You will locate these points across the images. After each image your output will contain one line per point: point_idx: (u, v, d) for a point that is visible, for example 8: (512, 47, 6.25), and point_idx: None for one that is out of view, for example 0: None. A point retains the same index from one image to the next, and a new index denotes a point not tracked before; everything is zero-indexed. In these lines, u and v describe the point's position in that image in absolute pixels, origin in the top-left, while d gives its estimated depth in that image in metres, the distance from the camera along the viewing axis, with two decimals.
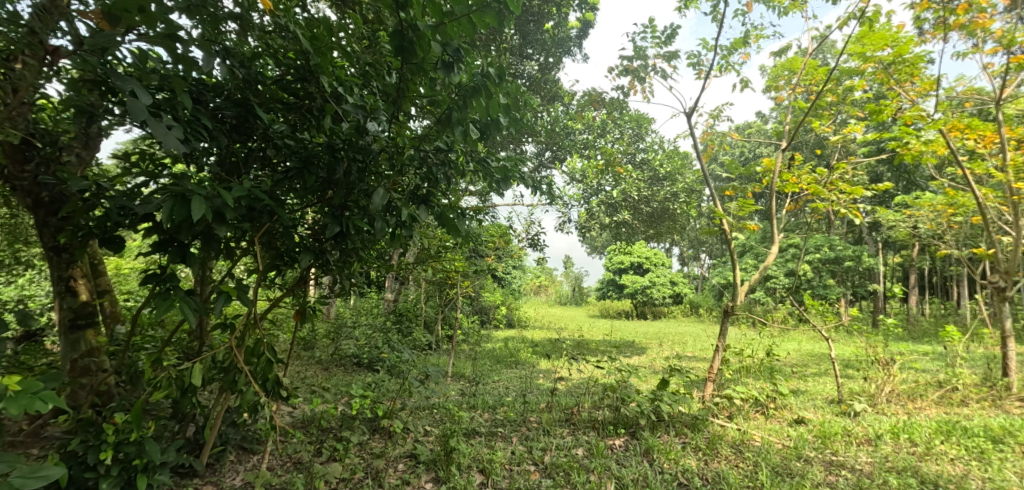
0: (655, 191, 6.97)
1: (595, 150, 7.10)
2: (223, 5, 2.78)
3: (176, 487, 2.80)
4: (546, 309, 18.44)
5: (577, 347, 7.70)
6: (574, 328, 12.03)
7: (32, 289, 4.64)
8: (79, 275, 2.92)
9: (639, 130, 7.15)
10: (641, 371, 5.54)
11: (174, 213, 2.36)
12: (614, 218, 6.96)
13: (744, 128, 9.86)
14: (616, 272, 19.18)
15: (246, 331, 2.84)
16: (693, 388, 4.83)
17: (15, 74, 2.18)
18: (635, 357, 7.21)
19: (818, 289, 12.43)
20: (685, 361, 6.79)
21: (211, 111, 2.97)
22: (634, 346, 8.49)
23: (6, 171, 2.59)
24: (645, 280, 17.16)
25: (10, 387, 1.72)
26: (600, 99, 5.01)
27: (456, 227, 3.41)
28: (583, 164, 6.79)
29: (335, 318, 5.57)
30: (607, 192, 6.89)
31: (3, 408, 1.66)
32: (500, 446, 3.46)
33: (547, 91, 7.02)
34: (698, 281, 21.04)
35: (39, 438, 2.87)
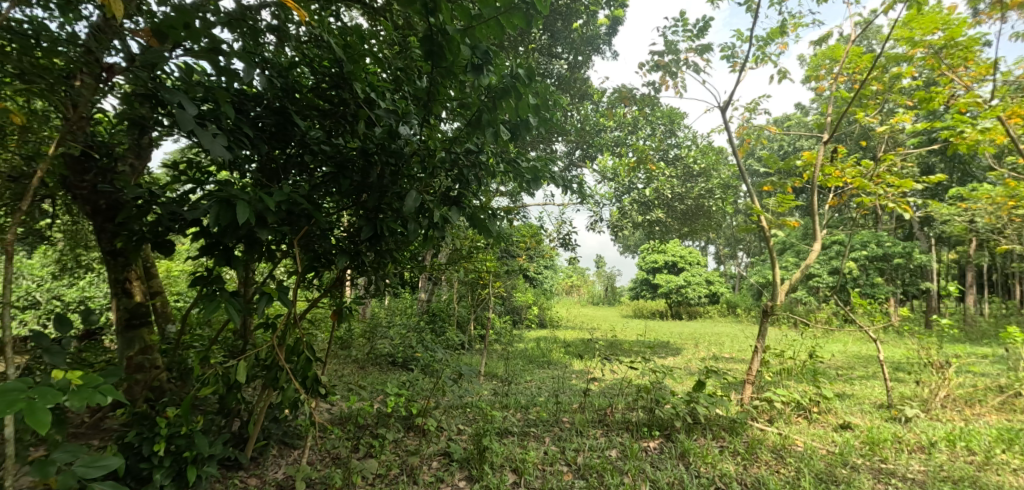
0: (689, 188, 6.79)
1: (627, 147, 7.00)
2: (261, 18, 2.91)
3: (223, 479, 2.94)
4: (580, 310, 18.31)
5: (611, 348, 7.59)
6: (607, 328, 11.90)
7: (92, 290, 4.96)
8: (134, 277, 3.10)
9: (672, 126, 6.99)
10: (677, 373, 5.44)
11: (219, 218, 2.50)
12: (647, 216, 6.85)
13: (781, 122, 9.48)
14: (650, 271, 18.81)
15: (286, 331, 2.96)
16: (730, 390, 4.68)
17: (74, 92, 2.35)
18: (670, 358, 7.05)
19: (865, 288, 11.84)
20: (723, 362, 6.59)
21: (252, 120, 3.11)
22: (669, 347, 8.31)
23: (68, 181, 2.78)
24: (682, 279, 16.78)
25: (74, 381, 1.86)
26: (631, 95, 4.91)
27: (487, 227, 3.43)
28: (615, 162, 6.69)
29: (370, 318, 5.70)
30: (639, 191, 6.78)
31: (68, 401, 1.81)
32: (533, 446, 3.46)
33: (577, 89, 7.02)
34: (736, 280, 20.45)
35: (99, 430, 3.06)
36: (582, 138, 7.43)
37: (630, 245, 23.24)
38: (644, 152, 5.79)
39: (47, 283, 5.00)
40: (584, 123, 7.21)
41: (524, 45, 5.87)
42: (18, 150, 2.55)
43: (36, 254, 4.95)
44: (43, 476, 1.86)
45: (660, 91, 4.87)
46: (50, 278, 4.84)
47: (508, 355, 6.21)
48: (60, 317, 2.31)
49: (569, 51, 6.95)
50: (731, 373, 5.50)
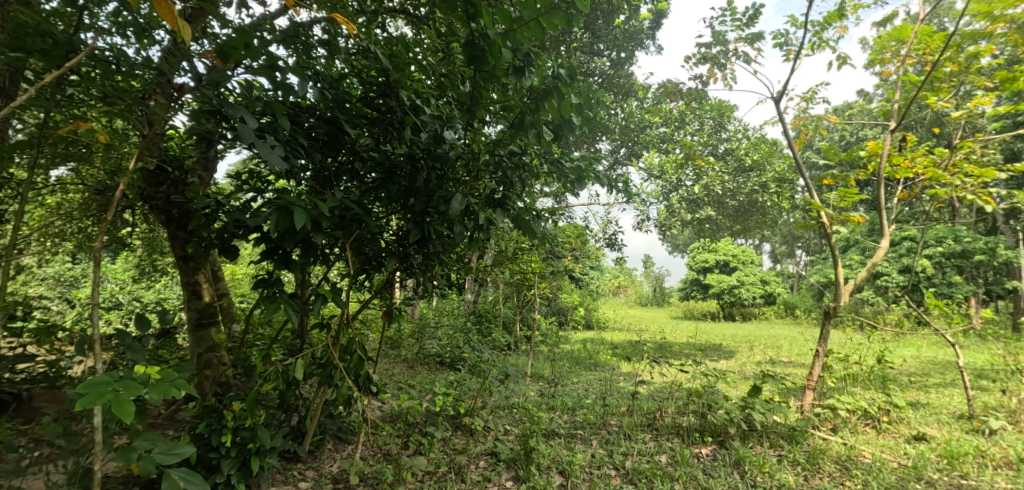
0: (742, 183, 6.48)
1: (674, 143, 6.79)
2: (313, 33, 3.08)
3: (283, 471, 3.10)
4: (629, 311, 17.91)
5: (659, 350, 7.38)
6: (655, 329, 11.61)
7: (167, 292, 5.36)
8: (203, 280, 3.33)
9: (720, 119, 6.57)
10: (729, 377, 5.23)
11: (278, 223, 2.67)
12: (696, 214, 6.68)
13: (843, 112, 8.90)
14: (701, 271, 18.20)
15: (340, 331, 3.10)
16: (788, 396, 4.43)
17: (150, 111, 2.58)
18: (723, 361, 6.77)
19: (942, 288, 10.92)
20: (780, 367, 6.24)
21: (306, 130, 3.28)
22: (722, 349, 7.98)
23: (145, 193, 3.04)
24: (737, 279, 16.08)
25: (152, 374, 2.04)
26: (677, 90, 4.75)
27: (532, 228, 3.47)
28: (661, 160, 6.43)
29: (419, 319, 5.85)
30: (688, 188, 6.55)
31: (148, 393, 1.98)
32: (580, 448, 3.42)
33: (621, 86, 6.91)
34: (795, 279, 19.46)
35: (173, 421, 3.30)
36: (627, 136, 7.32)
37: (680, 244, 22.57)
38: (692, 148, 5.59)
39: (128, 285, 5.47)
40: (629, 120, 7.11)
41: (565, 45, 5.86)
42: (104, 166, 2.82)
43: (118, 259, 5.42)
44: (127, 461, 2.04)
45: (708, 84, 4.68)
46: (131, 281, 5.30)
47: (554, 356, 6.18)
48: (139, 316, 2.54)
49: (612, 48, 6.87)
50: (789, 378, 5.20)
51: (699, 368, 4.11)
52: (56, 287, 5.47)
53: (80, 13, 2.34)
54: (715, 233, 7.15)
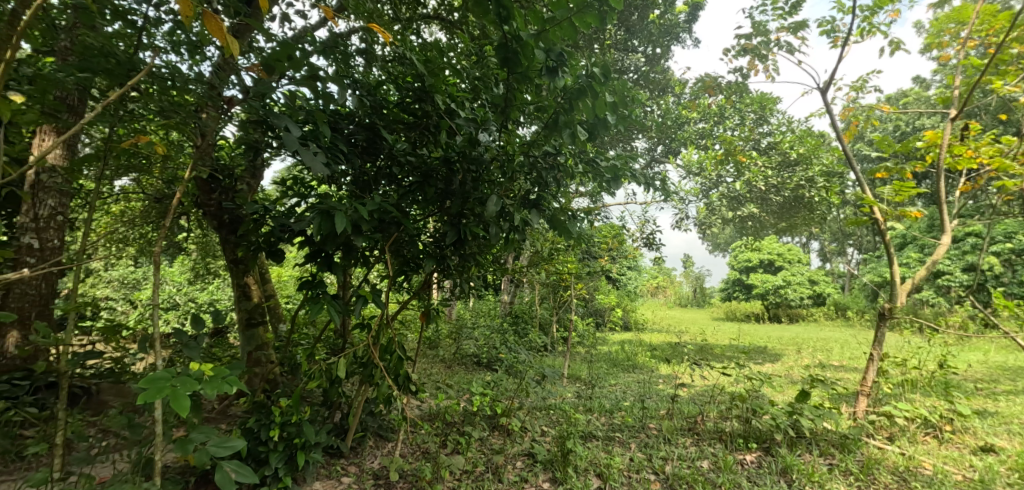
0: (787, 178, 6.02)
1: (713, 139, 6.60)
2: (351, 42, 3.19)
3: (327, 466, 3.20)
4: (671, 312, 17.45)
5: (700, 352, 7.17)
6: (696, 331, 11.27)
7: (219, 294, 5.65)
8: (252, 282, 3.49)
9: (763, 112, 6.20)
10: (775, 381, 5.02)
11: (321, 227, 2.78)
12: (738, 212, 6.49)
13: (897, 101, 8.36)
14: (745, 270, 17.60)
15: (380, 331, 3.20)
16: (839, 403, 4.21)
17: (203, 123, 2.75)
18: (769, 365, 6.50)
19: (1014, 287, 10.11)
20: (831, 371, 5.93)
21: (346, 137, 3.40)
22: (768, 352, 7.66)
23: (199, 200, 3.22)
24: (783, 279, 15.43)
25: (207, 372, 2.17)
26: (716, 84, 4.59)
27: (568, 229, 3.46)
28: (700, 156, 6.27)
29: (456, 320, 5.92)
30: (728, 184, 6.40)
31: (204, 388, 2.11)
32: (618, 452, 3.37)
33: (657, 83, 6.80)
34: (848, 278, 18.50)
35: (226, 416, 3.47)
36: (664, 133, 7.18)
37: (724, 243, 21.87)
38: (733, 143, 5.41)
39: (184, 287, 5.83)
40: (665, 117, 6.99)
41: (599, 43, 5.82)
42: (162, 175, 3.02)
43: (176, 263, 5.76)
44: (184, 452, 2.18)
45: (749, 77, 4.50)
46: (187, 283, 5.64)
47: (591, 357, 6.11)
48: (195, 316, 2.70)
49: (646, 43, 6.77)
50: (840, 383, 4.93)
51: (742, 371, 3.98)
52: (121, 289, 5.86)
53: (140, 35, 2.52)
54: (759, 231, 6.89)
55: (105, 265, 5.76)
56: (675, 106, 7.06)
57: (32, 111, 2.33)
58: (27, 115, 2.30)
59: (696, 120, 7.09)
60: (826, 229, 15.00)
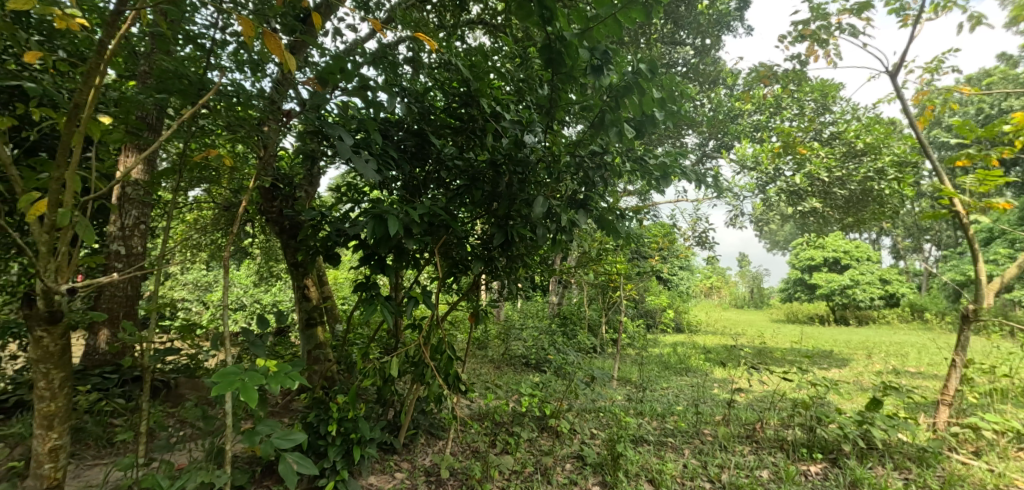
0: (853, 169, 5.61)
1: (770, 132, 6.29)
2: (399, 51, 3.31)
3: (382, 461, 3.31)
4: (731, 315, 16.69)
5: (759, 356, 6.83)
6: (755, 334, 10.76)
7: (281, 295, 6.00)
8: (310, 284, 3.67)
9: (825, 101, 5.82)
10: (842, 387, 4.70)
11: (374, 231, 2.90)
12: (799, 207, 6.03)
13: (979, 82, 7.59)
14: (805, 269, 16.50)
15: (431, 331, 3.28)
16: (916, 412, 3.87)
17: (265, 136, 2.94)
18: (835, 370, 6.08)
19: None
20: (907, 377, 5.47)
21: (396, 143, 3.52)
22: (835, 356, 7.18)
23: (262, 207, 3.43)
24: (850, 279, 14.36)
25: (272, 368, 2.31)
26: (772, 74, 4.33)
27: (616, 229, 3.40)
28: (755, 149, 6.02)
29: (504, 321, 5.97)
30: (787, 178, 5.94)
31: (270, 384, 2.25)
32: (671, 457, 3.28)
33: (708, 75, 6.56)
34: (927, 277, 17.08)
35: (288, 411, 3.66)
36: (717, 127, 6.92)
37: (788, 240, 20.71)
38: (791, 134, 5.10)
39: (251, 289, 6.25)
40: (718, 110, 6.74)
41: (645, 38, 5.69)
42: (229, 185, 3.25)
43: (243, 267, 6.17)
44: (252, 443, 2.34)
45: (809, 64, 4.22)
46: (253, 286, 6.04)
47: (642, 360, 5.97)
48: (260, 316, 2.89)
49: (696, 35, 6.56)
50: (919, 391, 4.53)
51: (804, 376, 3.76)
52: (195, 291, 6.45)
53: (209, 57, 2.75)
54: (822, 228, 6.44)
55: (182, 270, 6.29)
56: (728, 99, 6.78)
57: (118, 131, 2.58)
58: (114, 133, 2.54)
59: (751, 112, 6.79)
60: (904, 224, 13.86)
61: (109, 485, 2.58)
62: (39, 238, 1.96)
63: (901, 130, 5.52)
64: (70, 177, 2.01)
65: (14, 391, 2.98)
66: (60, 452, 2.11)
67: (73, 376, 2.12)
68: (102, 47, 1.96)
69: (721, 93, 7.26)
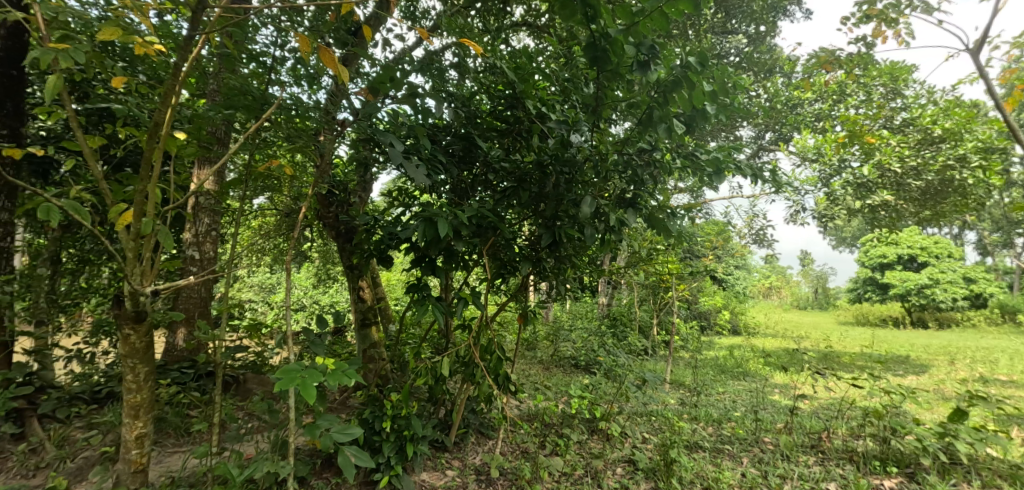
0: (930, 157, 5.17)
1: (834, 121, 5.92)
2: (445, 58, 3.39)
3: (434, 459, 3.38)
4: (798, 317, 15.74)
5: (824, 360, 6.42)
6: (821, 337, 10.13)
7: (339, 296, 6.29)
8: (365, 285, 3.82)
9: (896, 85, 5.44)
10: (920, 396, 4.34)
11: (425, 234, 2.97)
12: (867, 201, 5.43)
13: None
14: (876, 268, 15.10)
15: (480, 332, 3.32)
16: (1009, 425, 3.51)
17: (322, 145, 3.10)
18: (913, 376, 5.61)
19: None
20: (1000, 386, 4.96)
21: (444, 147, 3.59)
22: (914, 362, 6.62)
23: (320, 213, 3.61)
24: (927, 278, 13.08)
25: (330, 366, 2.42)
26: (833, 59, 4.03)
27: (667, 227, 3.30)
28: (817, 140, 5.68)
29: (553, 322, 5.96)
30: (854, 170, 5.56)
31: (329, 380, 2.37)
32: (728, 465, 3.14)
33: (763, 63, 6.23)
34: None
35: (346, 407, 3.82)
36: (774, 118, 6.58)
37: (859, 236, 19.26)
38: (858, 122, 4.88)
39: (311, 291, 6.60)
40: (775, 100, 6.42)
41: (695, 29, 5.51)
42: (290, 193, 3.45)
43: (303, 270, 6.53)
44: (312, 437, 2.47)
45: (876, 46, 3.91)
46: (312, 288, 6.38)
47: (697, 363, 5.77)
48: (319, 317, 3.06)
49: (749, 22, 6.25)
50: (1012, 401, 4.10)
51: (875, 382, 3.50)
52: (261, 292, 6.91)
53: (269, 73, 2.93)
54: (893, 222, 5.71)
55: (249, 273, 6.74)
56: (786, 88, 6.43)
57: (191, 146, 2.80)
58: (188, 148, 2.76)
59: (813, 100, 6.40)
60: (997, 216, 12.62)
61: (187, 471, 2.80)
62: (127, 245, 2.17)
63: (986, 113, 5.03)
64: (152, 189, 2.20)
65: (106, 383, 3.30)
66: (144, 439, 2.32)
67: (155, 370, 2.32)
68: (177, 70, 2.12)
69: (779, 82, 6.88)
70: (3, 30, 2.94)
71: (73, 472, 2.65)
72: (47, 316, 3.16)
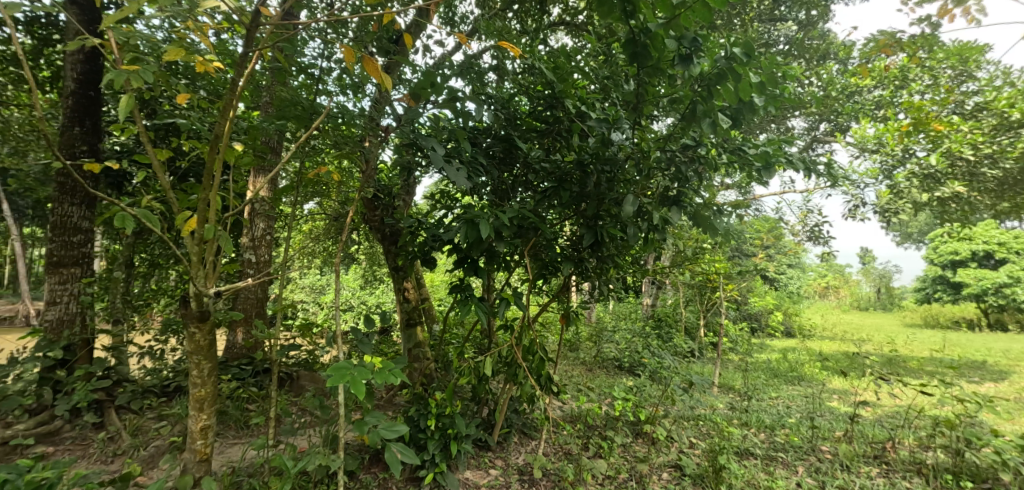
0: (1009, 144, 4.67)
1: (897, 108, 5.54)
2: (485, 60, 3.42)
3: (477, 458, 3.42)
4: (862, 319, 14.78)
5: (890, 365, 6.00)
6: (885, 339, 9.47)
7: (385, 297, 6.49)
8: (410, 286, 3.91)
9: (967, 67, 5.03)
10: (1000, 405, 3.99)
11: (467, 235, 3.01)
12: (935, 194, 5.15)
13: None
14: (948, 265, 14.13)
15: (522, 333, 3.32)
16: None
17: (367, 151, 3.20)
18: (993, 383, 5.16)
19: None
20: None
21: (485, 149, 3.62)
22: (994, 367, 6.08)
23: (366, 216, 3.73)
24: (1007, 275, 11.80)
25: (377, 364, 2.50)
26: (892, 43, 3.73)
27: (714, 225, 3.19)
28: (878, 129, 5.29)
29: (595, 323, 5.91)
30: (920, 159, 5.19)
31: (375, 378, 2.45)
32: (782, 474, 3.00)
33: (816, 49, 5.87)
34: None
35: (392, 404, 3.93)
36: (829, 107, 6.23)
37: (930, 231, 17.81)
38: (924, 109, 4.57)
39: (358, 292, 6.83)
40: (829, 89, 6.07)
41: (740, 18, 5.28)
42: (338, 198, 3.59)
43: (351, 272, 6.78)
44: (361, 433, 2.56)
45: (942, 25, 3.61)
46: (359, 289, 6.60)
47: (747, 366, 5.54)
48: (366, 317, 3.16)
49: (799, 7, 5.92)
50: None
51: (946, 389, 3.26)
52: (312, 293, 7.22)
53: (317, 83, 3.07)
54: (967, 215, 5.23)
55: (301, 274, 7.07)
56: (842, 75, 6.05)
57: (248, 156, 2.96)
58: (245, 158, 2.93)
59: (873, 87, 6.01)
60: None
61: (245, 462, 2.98)
62: (191, 249, 2.33)
63: None
64: (213, 197, 2.35)
65: (174, 378, 3.56)
66: (208, 431, 2.49)
67: (217, 367, 2.47)
68: (234, 85, 2.26)
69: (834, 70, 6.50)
70: (81, 54, 3.23)
71: (145, 460, 2.86)
72: (123, 315, 3.45)
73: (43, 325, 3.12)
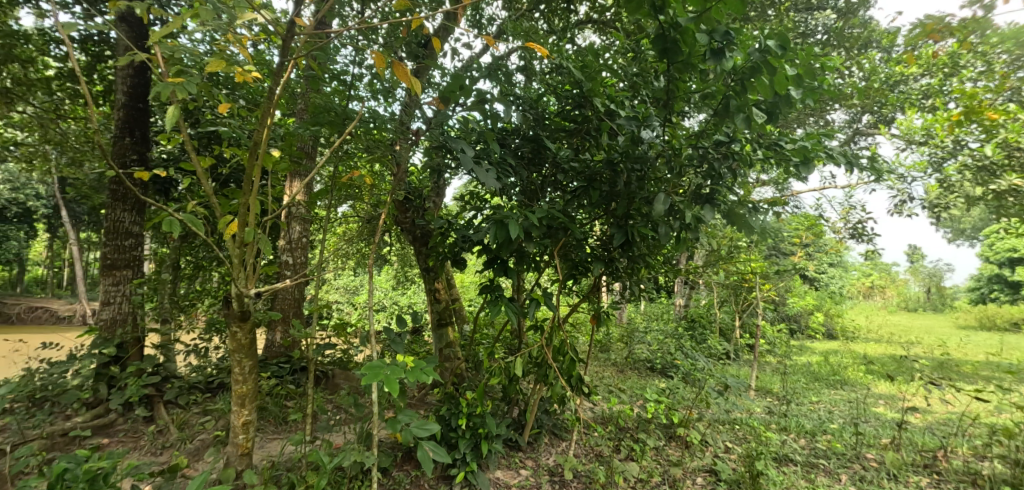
0: None
1: (948, 97, 5.25)
2: (512, 61, 3.43)
3: (508, 457, 3.42)
4: (914, 320, 14.01)
5: (942, 369, 5.67)
6: (938, 342, 8.95)
7: (417, 297, 6.59)
8: (440, 287, 3.96)
9: None
10: None
11: (496, 236, 3.02)
12: (988, 188, 4.80)
13: None
14: (1006, 262, 13.40)
15: (552, 333, 3.31)
16: None
17: (397, 154, 3.26)
18: None
19: None
20: None
21: (513, 150, 3.63)
22: None
23: (398, 218, 3.80)
24: None
25: (408, 363, 2.54)
26: (939, 28, 3.53)
27: (749, 223, 3.09)
28: (926, 119, 5.01)
29: (627, 323, 5.96)
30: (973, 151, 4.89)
31: (407, 377, 2.49)
32: (823, 482, 2.88)
33: (859, 38, 5.62)
34: None
35: (424, 403, 3.98)
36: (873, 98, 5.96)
37: (988, 226, 16.73)
38: (977, 97, 4.31)
39: (391, 293, 6.97)
40: (873, 78, 5.81)
41: (776, 8, 5.11)
42: (371, 200, 3.67)
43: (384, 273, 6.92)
44: (393, 431, 2.60)
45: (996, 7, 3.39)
46: (392, 289, 6.73)
47: (786, 369, 5.35)
48: (398, 317, 3.22)
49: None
50: None
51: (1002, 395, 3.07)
52: (346, 294, 7.40)
53: (349, 90, 3.15)
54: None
55: (336, 275, 7.26)
56: (886, 64, 5.79)
57: (284, 161, 3.06)
58: (281, 163, 3.03)
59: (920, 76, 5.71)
60: None
61: (284, 457, 3.08)
62: (232, 252, 2.43)
63: None
64: (252, 202, 2.44)
65: (218, 375, 3.72)
66: (249, 426, 2.59)
67: (258, 364, 2.57)
68: (271, 93, 2.35)
69: (877, 59, 6.19)
70: (130, 69, 3.43)
71: (191, 453, 3.00)
72: (171, 314, 3.63)
73: (99, 323, 3.35)
